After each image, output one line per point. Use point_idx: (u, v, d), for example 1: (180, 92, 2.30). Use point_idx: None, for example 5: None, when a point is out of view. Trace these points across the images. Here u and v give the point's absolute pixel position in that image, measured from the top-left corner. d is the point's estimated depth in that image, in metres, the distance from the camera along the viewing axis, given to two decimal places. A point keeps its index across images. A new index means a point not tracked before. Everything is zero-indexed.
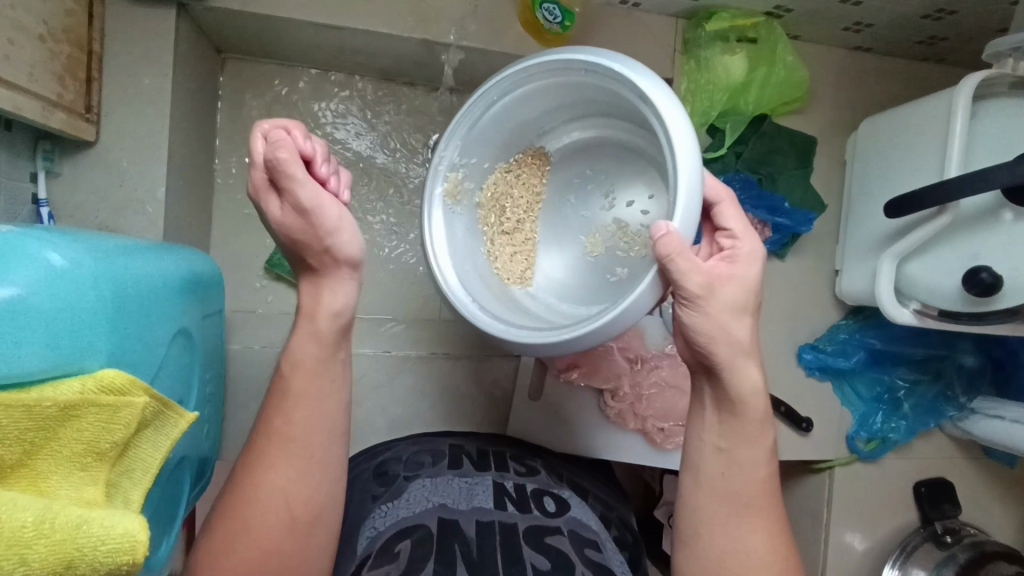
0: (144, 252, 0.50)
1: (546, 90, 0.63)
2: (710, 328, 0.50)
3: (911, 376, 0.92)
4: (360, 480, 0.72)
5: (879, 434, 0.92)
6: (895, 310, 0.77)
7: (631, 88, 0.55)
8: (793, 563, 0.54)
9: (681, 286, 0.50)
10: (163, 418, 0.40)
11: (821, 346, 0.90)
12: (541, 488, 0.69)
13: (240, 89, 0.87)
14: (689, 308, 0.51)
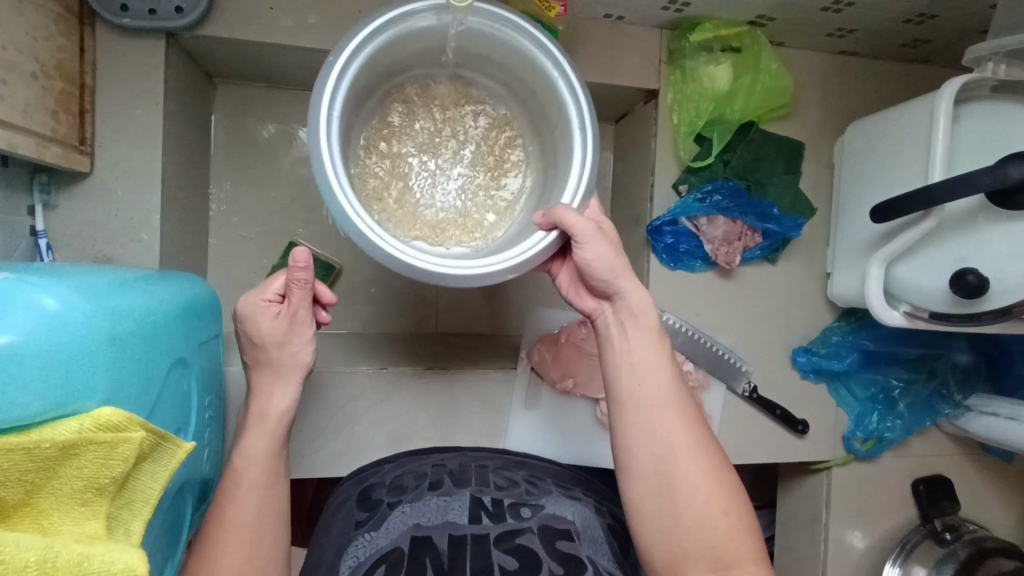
0: (134, 287, 0.50)
1: (477, 37, 0.64)
2: (599, 260, 0.60)
3: (905, 374, 0.93)
4: (345, 507, 0.73)
5: (876, 433, 0.93)
6: (884, 312, 0.78)
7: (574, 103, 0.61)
8: (716, 447, 0.62)
9: (573, 232, 0.58)
10: (161, 449, 0.41)
11: (815, 349, 0.91)
12: (517, 501, 0.71)
13: (233, 113, 0.88)
14: (580, 249, 0.59)
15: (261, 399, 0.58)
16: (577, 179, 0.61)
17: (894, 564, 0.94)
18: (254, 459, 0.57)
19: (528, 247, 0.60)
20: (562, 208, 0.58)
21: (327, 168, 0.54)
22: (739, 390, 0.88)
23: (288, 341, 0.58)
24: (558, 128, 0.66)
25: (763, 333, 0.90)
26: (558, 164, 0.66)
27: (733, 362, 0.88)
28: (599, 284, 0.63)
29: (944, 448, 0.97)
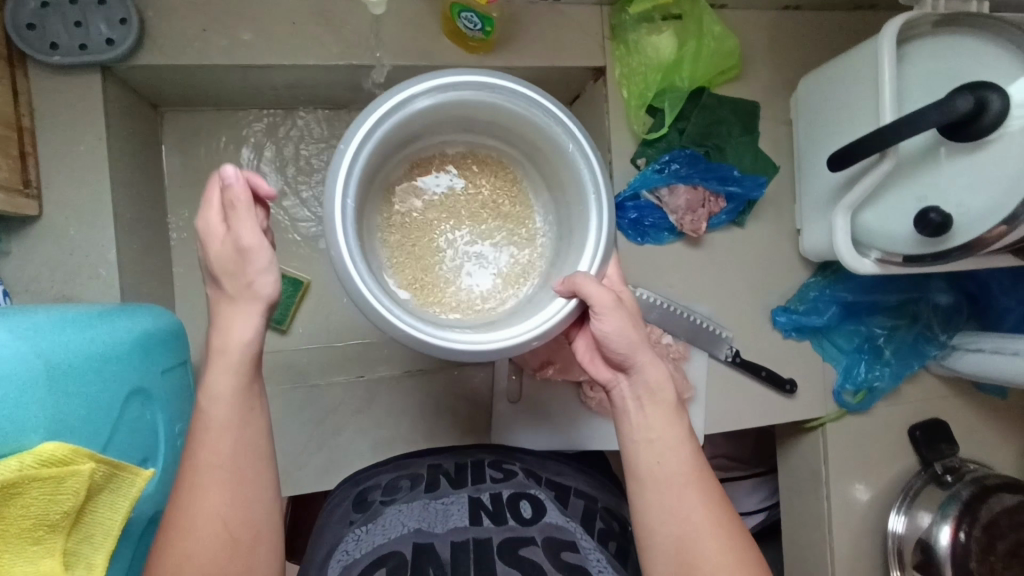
0: (78, 321, 0.50)
1: (483, 111, 0.67)
2: (617, 334, 0.61)
3: (888, 322, 0.92)
4: (340, 506, 0.74)
5: (865, 383, 0.92)
6: (856, 262, 0.77)
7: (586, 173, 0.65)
8: (740, 531, 0.60)
9: (591, 302, 0.60)
10: (117, 479, 0.42)
11: (793, 307, 0.90)
12: (518, 493, 0.72)
13: (184, 140, 0.88)
14: (598, 321, 0.61)
15: (224, 327, 0.53)
16: (594, 247, 0.64)
17: (898, 513, 0.93)
18: (224, 397, 0.53)
19: (553, 314, 0.63)
20: (581, 279, 0.61)
21: (350, 265, 0.56)
22: (722, 356, 0.88)
23: (243, 273, 0.53)
24: (572, 193, 0.70)
25: (740, 297, 0.90)
26: (574, 230, 0.70)
27: (713, 330, 0.87)
28: (617, 360, 0.63)
29: (936, 391, 0.97)
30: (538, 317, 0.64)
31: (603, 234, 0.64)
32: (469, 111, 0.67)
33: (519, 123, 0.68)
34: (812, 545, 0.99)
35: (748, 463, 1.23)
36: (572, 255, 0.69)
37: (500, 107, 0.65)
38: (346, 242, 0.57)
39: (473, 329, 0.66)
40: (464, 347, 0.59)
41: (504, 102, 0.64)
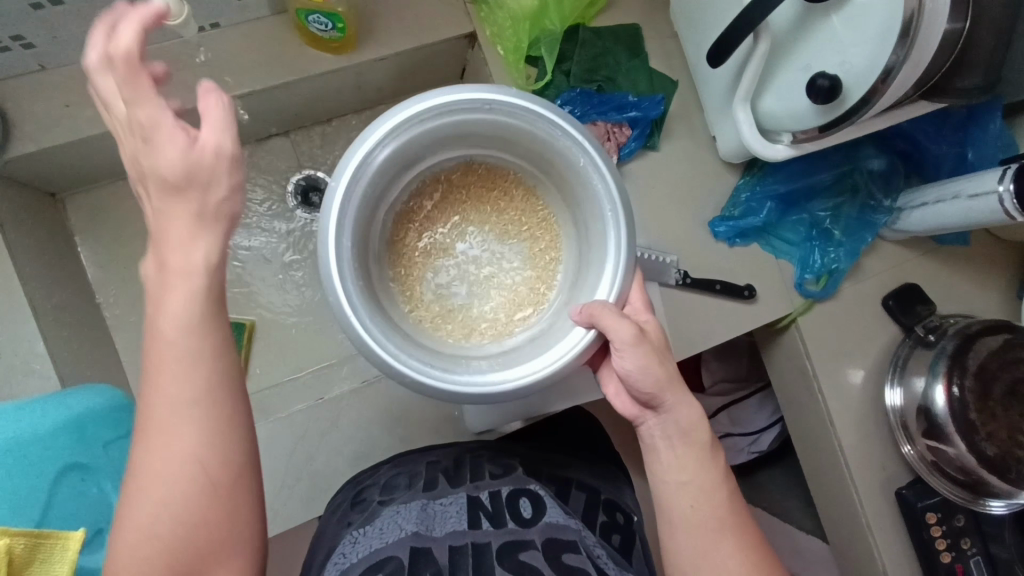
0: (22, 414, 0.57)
1: (483, 124, 0.64)
2: (637, 372, 0.60)
3: (829, 203, 0.91)
4: (339, 511, 0.74)
5: (824, 269, 0.91)
6: (767, 150, 0.77)
7: (602, 187, 0.63)
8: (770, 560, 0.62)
9: (611, 335, 0.59)
10: (44, 548, 0.46)
11: (730, 214, 0.89)
12: (518, 493, 0.71)
13: (95, 219, 0.89)
14: (619, 354, 0.60)
15: (155, 154, 0.44)
16: (612, 267, 0.63)
17: (892, 386, 0.92)
18: (189, 328, 0.46)
19: (570, 342, 0.62)
20: (602, 309, 0.60)
21: (349, 320, 0.56)
22: (671, 282, 0.87)
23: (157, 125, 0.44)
24: (588, 206, 0.67)
25: (675, 220, 0.89)
26: (593, 248, 0.68)
27: (658, 258, 0.86)
28: (643, 398, 0.63)
29: (897, 256, 0.95)
30: (552, 352, 0.63)
31: (621, 250, 0.62)
32: (468, 125, 0.64)
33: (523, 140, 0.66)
34: (818, 441, 0.97)
35: (747, 381, 1.21)
36: (590, 274, 0.67)
37: (502, 120, 0.63)
38: (346, 289, 0.57)
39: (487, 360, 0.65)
40: (471, 390, 0.59)
41: (505, 118, 0.63)
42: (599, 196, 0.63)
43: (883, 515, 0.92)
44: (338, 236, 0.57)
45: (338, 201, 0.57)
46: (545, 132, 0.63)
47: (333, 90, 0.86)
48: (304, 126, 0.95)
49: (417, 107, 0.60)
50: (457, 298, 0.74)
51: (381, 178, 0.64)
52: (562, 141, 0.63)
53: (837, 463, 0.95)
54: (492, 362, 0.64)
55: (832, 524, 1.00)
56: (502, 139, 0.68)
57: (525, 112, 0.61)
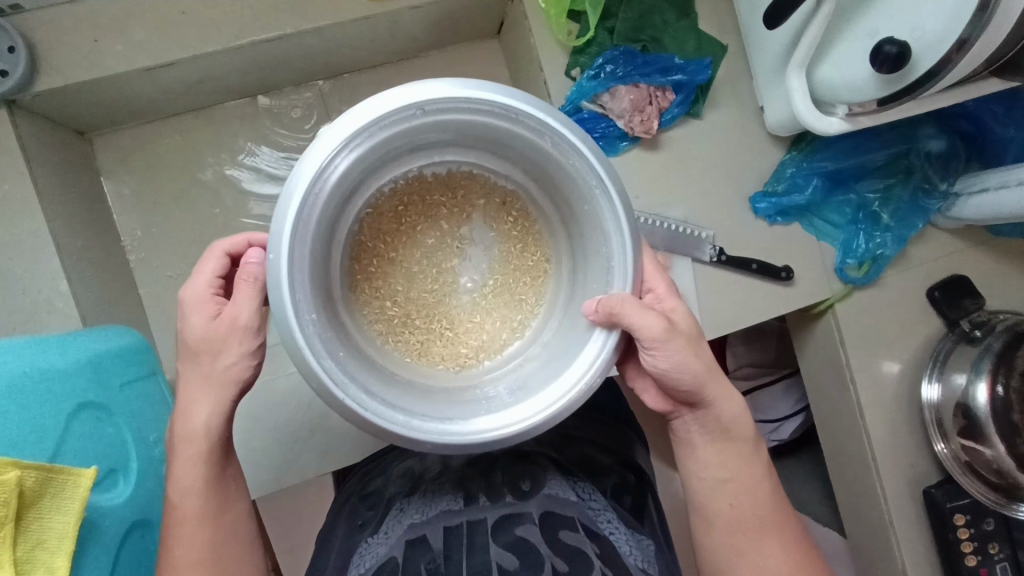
0: (38, 348, 0.56)
1: (432, 126, 0.55)
2: (670, 365, 0.57)
3: (880, 184, 0.86)
4: (350, 505, 0.78)
5: (868, 254, 0.86)
6: (820, 123, 0.72)
7: (583, 166, 0.53)
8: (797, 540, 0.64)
9: (641, 336, 0.54)
10: (53, 483, 0.47)
11: (773, 190, 0.84)
12: (519, 470, 0.72)
13: (121, 161, 0.89)
14: (649, 352, 0.56)
15: (214, 365, 0.56)
16: (620, 256, 0.54)
17: (930, 380, 0.88)
18: (201, 485, 0.58)
19: (587, 359, 0.54)
20: (623, 304, 0.53)
21: (325, 377, 0.48)
22: (705, 258, 0.83)
23: (224, 349, 0.56)
24: (571, 192, 0.58)
25: (713, 193, 0.84)
26: (587, 235, 0.60)
27: (691, 233, 0.82)
28: (677, 392, 0.61)
29: (948, 245, 0.90)
30: (566, 375, 0.55)
31: (623, 233, 0.54)
32: (412, 131, 0.55)
33: (485, 130, 0.56)
34: (845, 433, 0.94)
35: (774, 367, 1.17)
36: (595, 262, 0.59)
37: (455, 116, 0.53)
38: (324, 365, 0.49)
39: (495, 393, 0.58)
40: (494, 440, 0.51)
41: (456, 112, 0.52)
42: (583, 179, 0.54)
43: (907, 513, 0.89)
44: (292, 291, 0.48)
45: (285, 254, 0.48)
46: (505, 114, 0.52)
47: (364, 39, 0.83)
48: (334, 77, 0.93)
49: (344, 129, 0.49)
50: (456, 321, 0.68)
51: (329, 213, 0.55)
52: (524, 120, 0.53)
53: (863, 457, 0.92)
54: (511, 389, 0.57)
55: (852, 519, 0.97)
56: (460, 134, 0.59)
57: (473, 98, 0.50)
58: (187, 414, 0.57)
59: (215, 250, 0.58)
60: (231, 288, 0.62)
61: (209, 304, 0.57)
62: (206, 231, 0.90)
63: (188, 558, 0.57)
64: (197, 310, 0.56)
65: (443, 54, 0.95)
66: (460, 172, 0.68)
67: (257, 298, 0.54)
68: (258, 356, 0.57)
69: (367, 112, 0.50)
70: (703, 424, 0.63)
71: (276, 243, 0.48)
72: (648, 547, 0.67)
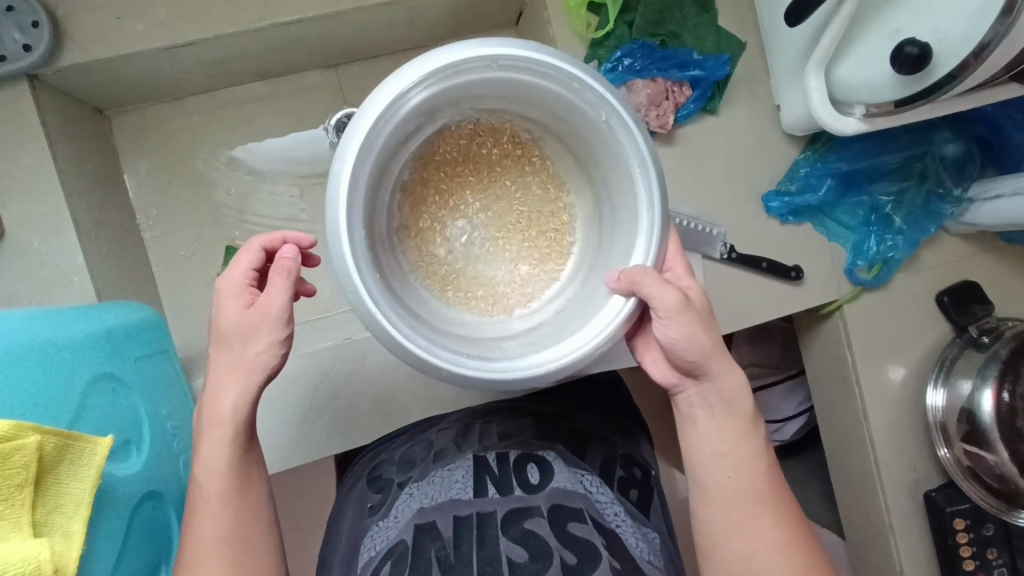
0: (58, 320, 0.57)
1: (494, 81, 0.60)
2: (679, 337, 0.60)
3: (894, 186, 0.86)
4: (358, 488, 0.81)
5: (879, 257, 0.86)
6: (836, 122, 0.72)
7: (626, 145, 0.58)
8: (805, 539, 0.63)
9: (656, 303, 0.58)
10: (70, 450, 0.48)
11: (785, 189, 0.84)
12: (524, 458, 0.73)
13: (137, 139, 0.89)
14: (663, 321, 0.60)
15: (244, 353, 0.57)
16: (648, 234, 0.59)
17: (935, 387, 0.88)
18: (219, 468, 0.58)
19: (610, 316, 0.59)
20: (642, 274, 0.58)
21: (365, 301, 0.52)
22: (716, 256, 0.84)
23: (253, 338, 0.56)
24: (610, 165, 0.64)
25: (726, 191, 0.84)
26: (619, 211, 0.65)
27: (703, 229, 0.83)
28: (685, 366, 0.63)
29: (960, 250, 0.90)
30: (589, 329, 0.60)
31: (654, 208, 0.59)
32: (476, 84, 0.60)
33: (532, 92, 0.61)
34: (849, 435, 0.94)
35: (779, 367, 1.18)
36: (619, 237, 0.65)
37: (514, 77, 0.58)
38: (365, 280, 0.53)
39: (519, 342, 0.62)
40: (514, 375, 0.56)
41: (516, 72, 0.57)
42: (627, 156, 0.59)
43: (908, 516, 0.90)
44: (347, 215, 0.52)
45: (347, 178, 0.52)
46: (564, 84, 0.57)
47: (383, 25, 0.83)
48: (350, 62, 0.93)
49: (421, 67, 0.54)
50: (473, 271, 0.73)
51: (387, 143, 0.59)
52: (581, 91, 0.58)
53: (865, 458, 0.92)
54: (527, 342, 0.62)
55: (851, 520, 0.98)
56: (511, 93, 0.64)
57: (534, 61, 0.55)
58: (213, 396, 0.58)
59: (251, 245, 0.59)
60: (262, 283, 0.63)
61: (242, 295, 0.58)
62: (220, 212, 0.91)
63: (203, 536, 0.58)
64: (231, 301, 0.57)
65: (460, 43, 0.96)
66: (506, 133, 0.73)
67: (291, 289, 0.56)
68: (286, 346, 0.58)
69: (441, 56, 0.54)
70: (711, 415, 0.63)
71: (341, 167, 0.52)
72: (654, 540, 0.69)
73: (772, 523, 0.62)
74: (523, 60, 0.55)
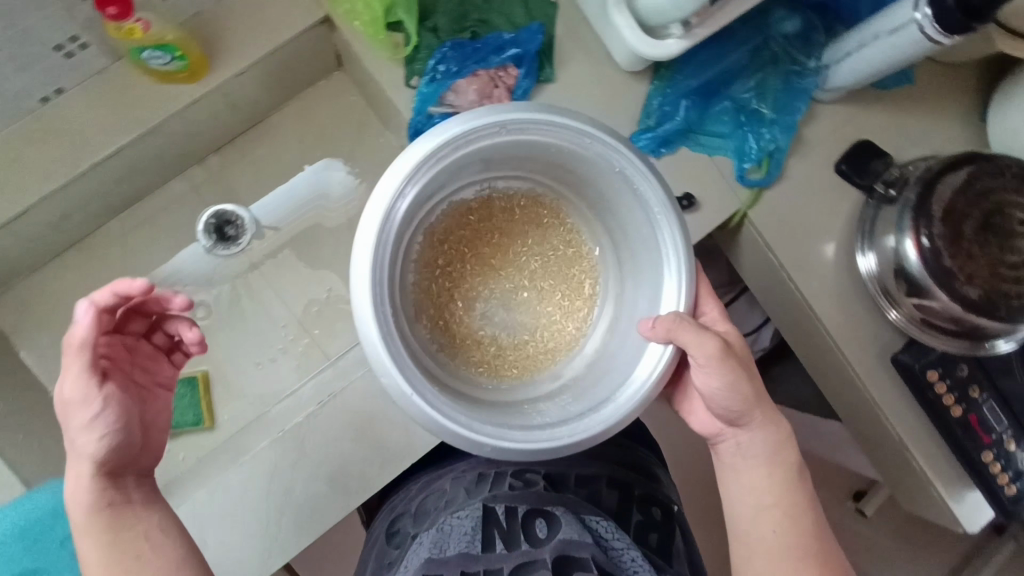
0: None
1: (485, 148, 0.66)
2: (721, 389, 0.70)
3: (752, 81, 0.85)
4: (378, 544, 0.85)
5: (763, 153, 0.85)
6: (660, 50, 0.71)
7: (626, 180, 0.69)
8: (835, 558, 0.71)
9: (695, 352, 0.67)
10: None
11: (649, 124, 0.83)
12: (534, 509, 0.74)
13: (20, 314, 0.88)
14: (704, 372, 0.69)
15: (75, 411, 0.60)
16: (672, 263, 0.69)
17: (864, 251, 0.87)
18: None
19: (653, 358, 0.68)
20: (678, 323, 0.67)
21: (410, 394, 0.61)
22: None
23: (81, 402, 0.60)
24: (626, 213, 0.74)
25: None
26: (637, 255, 0.76)
27: None
28: (722, 412, 0.72)
29: (839, 117, 0.89)
30: (640, 374, 0.69)
31: (680, 255, 0.68)
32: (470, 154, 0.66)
33: (539, 147, 0.70)
34: (807, 330, 0.93)
35: (730, 286, 1.17)
36: (648, 266, 0.74)
37: (512, 139, 0.66)
38: (402, 372, 0.61)
39: (575, 408, 0.70)
40: (558, 443, 0.65)
41: (526, 134, 0.66)
42: (640, 187, 0.69)
43: (888, 386, 0.89)
44: (377, 321, 0.60)
45: (372, 284, 0.60)
46: (551, 133, 0.66)
47: (208, 119, 0.83)
48: (198, 162, 0.92)
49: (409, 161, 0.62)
50: (503, 335, 0.80)
51: (398, 238, 0.67)
52: (593, 146, 0.68)
53: (829, 347, 0.91)
54: (570, 404, 0.72)
55: (842, 408, 0.97)
56: (510, 153, 0.71)
57: (544, 120, 0.65)
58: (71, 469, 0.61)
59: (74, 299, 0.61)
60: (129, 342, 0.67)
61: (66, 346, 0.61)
62: None
63: None
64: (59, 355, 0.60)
65: (296, 105, 0.94)
66: (522, 194, 0.81)
67: (87, 363, 0.60)
68: (112, 411, 0.61)
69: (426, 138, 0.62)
70: (748, 458, 0.73)
71: (363, 274, 0.61)
72: None
73: (794, 540, 0.71)
74: (497, 127, 0.64)
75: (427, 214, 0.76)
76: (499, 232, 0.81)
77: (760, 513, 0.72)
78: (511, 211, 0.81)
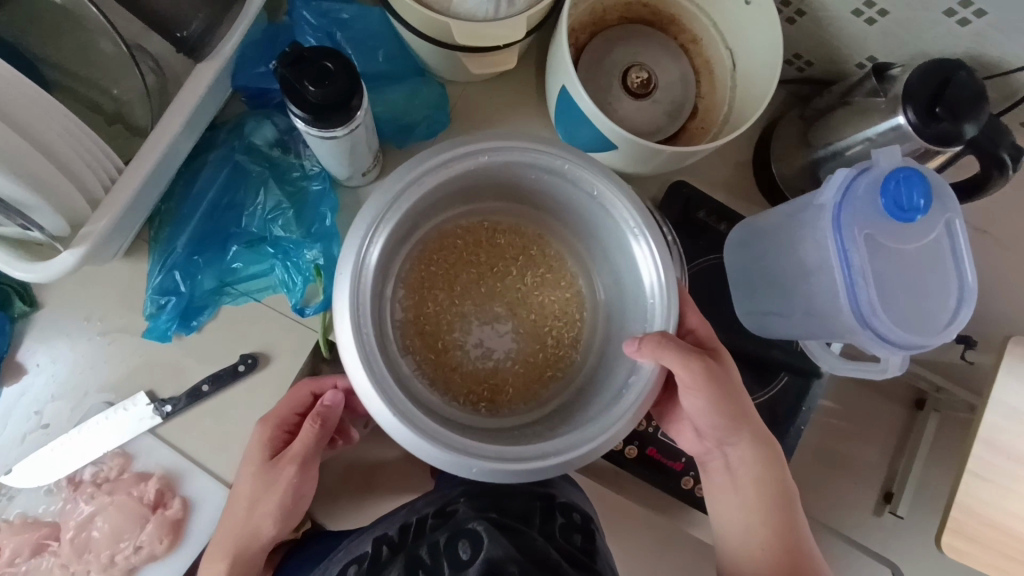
0: None
1: (458, 176, 0.61)
2: (702, 411, 0.62)
3: (259, 205, 0.74)
4: None
5: (307, 274, 0.73)
6: (56, 268, 0.58)
7: (586, 191, 0.61)
8: (793, 527, 0.64)
9: (681, 376, 0.59)
10: None
11: (156, 308, 0.71)
12: (454, 531, 0.64)
13: None
14: (687, 395, 0.62)
15: None
16: (644, 248, 0.59)
17: None
18: None
19: (639, 377, 0.58)
20: (664, 340, 0.57)
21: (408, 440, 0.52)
22: (158, 421, 0.70)
23: None
24: (606, 238, 0.65)
25: (111, 357, 0.72)
26: (617, 264, 0.66)
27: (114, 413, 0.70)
28: (708, 433, 0.65)
29: None
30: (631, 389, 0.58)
31: (649, 242, 0.59)
32: (441, 186, 0.61)
33: (511, 173, 0.63)
34: None
35: None
36: (619, 265, 0.65)
37: (484, 168, 0.61)
38: (408, 423, 0.53)
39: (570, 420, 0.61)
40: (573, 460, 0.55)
41: (496, 157, 0.59)
42: (619, 217, 0.60)
43: None
44: (373, 376, 0.53)
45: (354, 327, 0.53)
46: (532, 153, 0.59)
47: None
48: None
49: (367, 216, 0.56)
50: (494, 366, 0.72)
51: (375, 281, 0.60)
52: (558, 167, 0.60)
53: None
54: (563, 424, 0.61)
55: None
56: (464, 186, 0.65)
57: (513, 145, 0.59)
58: None
59: None
60: None
61: None
62: None
63: None
64: None
65: None
66: (501, 235, 0.75)
67: None
68: None
69: (376, 190, 0.57)
70: (724, 469, 0.67)
71: (343, 307, 0.54)
72: None
73: (761, 521, 0.64)
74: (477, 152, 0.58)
75: (415, 236, 0.70)
76: (486, 259, 0.74)
77: (746, 526, 0.65)
78: (488, 240, 0.74)
